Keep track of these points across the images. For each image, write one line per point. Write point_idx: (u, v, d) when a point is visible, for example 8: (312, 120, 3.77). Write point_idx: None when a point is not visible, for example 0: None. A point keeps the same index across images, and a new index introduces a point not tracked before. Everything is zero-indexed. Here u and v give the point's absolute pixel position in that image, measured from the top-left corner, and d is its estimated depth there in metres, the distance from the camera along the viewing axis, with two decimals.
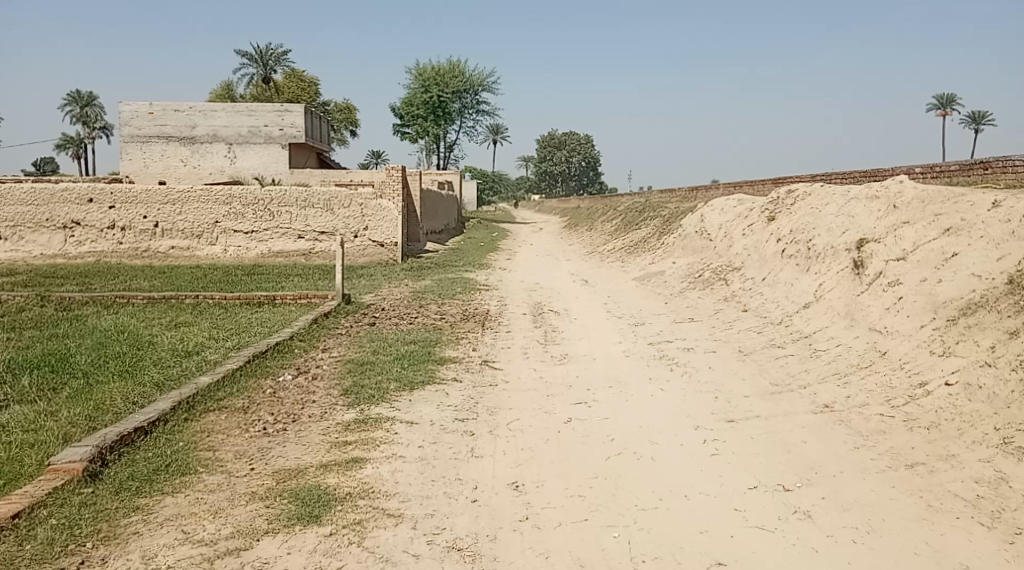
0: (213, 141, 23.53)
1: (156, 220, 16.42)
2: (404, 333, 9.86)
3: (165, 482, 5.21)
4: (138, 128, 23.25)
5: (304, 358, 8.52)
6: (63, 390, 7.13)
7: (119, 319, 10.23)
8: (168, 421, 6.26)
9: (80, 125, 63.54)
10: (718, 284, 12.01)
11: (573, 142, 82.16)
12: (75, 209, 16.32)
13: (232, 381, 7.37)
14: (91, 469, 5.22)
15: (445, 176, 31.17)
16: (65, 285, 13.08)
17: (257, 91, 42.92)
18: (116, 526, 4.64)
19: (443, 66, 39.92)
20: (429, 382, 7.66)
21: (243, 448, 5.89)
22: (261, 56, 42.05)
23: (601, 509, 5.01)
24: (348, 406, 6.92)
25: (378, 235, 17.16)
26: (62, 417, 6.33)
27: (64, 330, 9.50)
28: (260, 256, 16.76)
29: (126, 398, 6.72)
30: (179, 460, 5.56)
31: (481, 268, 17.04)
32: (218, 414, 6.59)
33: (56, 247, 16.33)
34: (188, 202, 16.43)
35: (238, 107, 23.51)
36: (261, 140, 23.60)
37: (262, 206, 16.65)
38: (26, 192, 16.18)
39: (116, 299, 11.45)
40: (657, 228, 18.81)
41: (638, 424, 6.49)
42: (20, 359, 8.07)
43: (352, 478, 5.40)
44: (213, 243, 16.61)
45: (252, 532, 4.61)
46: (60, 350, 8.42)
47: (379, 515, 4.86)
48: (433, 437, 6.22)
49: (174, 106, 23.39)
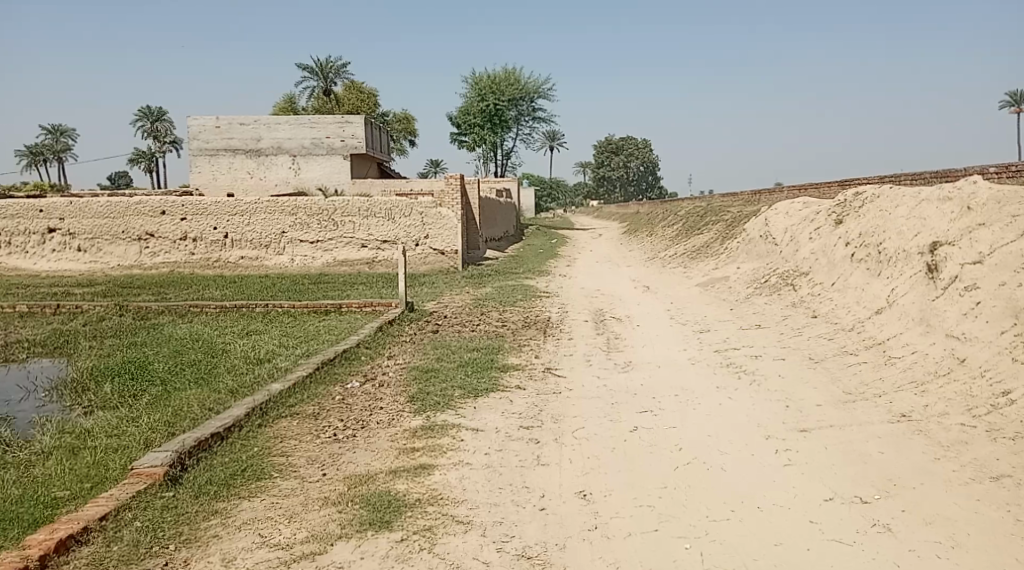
0: (278, 153, 24.15)
1: (225, 231, 16.95)
2: (467, 340, 9.94)
3: (242, 486, 5.37)
4: (206, 142, 24.05)
5: (371, 365, 8.67)
6: (142, 396, 7.40)
7: (194, 327, 10.58)
8: (243, 426, 6.44)
9: (151, 140, 65.92)
10: (785, 289, 11.79)
11: (632, 147, 81.69)
12: (149, 221, 16.96)
13: (303, 388, 7.56)
14: (171, 474, 5.39)
15: (505, 184, 31.38)
16: (142, 295, 13.58)
17: (318, 104, 43.97)
18: (196, 529, 4.78)
19: (498, 74, 40.15)
20: (492, 389, 7.70)
21: (315, 453, 6.01)
22: (321, 70, 43.15)
23: (671, 519, 4.95)
24: (414, 413, 7.00)
25: (439, 243, 17.17)
26: (143, 423, 6.56)
27: (142, 338, 9.87)
28: (325, 265, 17.07)
29: (202, 405, 6.93)
30: (255, 464, 5.72)
31: (541, 274, 17.06)
32: (289, 419, 6.76)
33: (133, 258, 17.01)
34: (256, 214, 16.89)
35: (301, 120, 24.02)
36: (323, 151, 24.12)
37: (326, 216, 16.98)
38: (104, 206, 16.92)
39: (190, 308, 11.83)
40: (719, 233, 18.56)
41: (706, 433, 6.40)
42: (102, 367, 8.39)
43: (421, 484, 5.47)
44: (281, 253, 17.03)
45: (326, 537, 4.69)
46: (139, 358, 8.74)
47: (448, 522, 4.91)
48: (499, 444, 6.25)
49: (240, 120, 24.08)
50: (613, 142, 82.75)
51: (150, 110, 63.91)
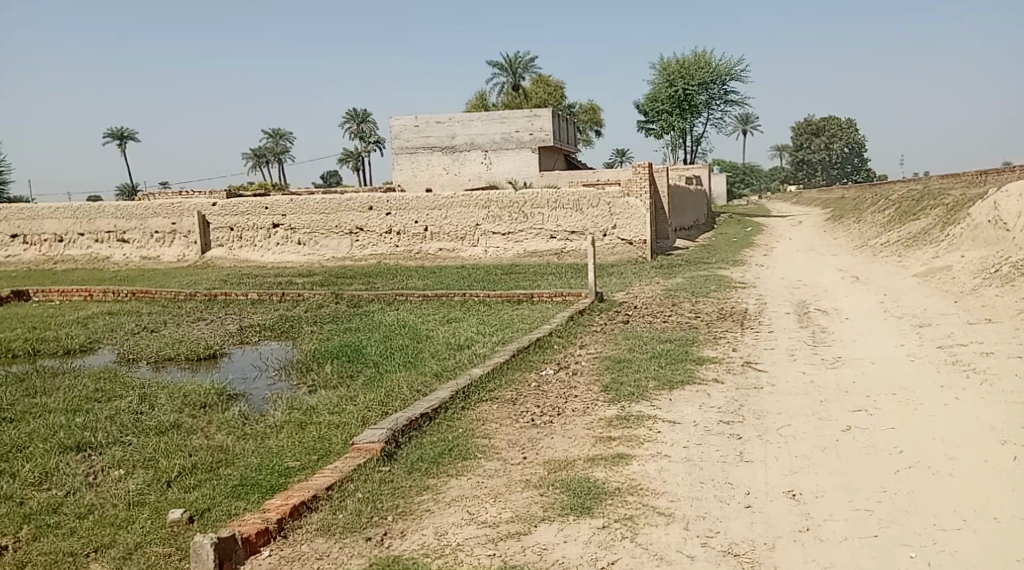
0: (471, 148, 25.04)
1: (425, 224, 17.89)
2: (660, 331, 9.81)
3: (449, 465, 5.63)
4: (406, 141, 25.47)
5: (565, 353, 8.80)
6: (358, 377, 8.00)
7: (400, 314, 11.26)
8: (448, 408, 6.77)
9: (357, 140, 70.87)
10: (1020, 279, 10.56)
11: (833, 128, 76.64)
12: (358, 216, 18.26)
13: (501, 373, 7.82)
14: (387, 450, 5.77)
15: (696, 171, 30.59)
16: (353, 284, 14.66)
17: (507, 99, 45.19)
18: (410, 503, 4.99)
19: (688, 58, 39.13)
20: (689, 381, 7.56)
21: (515, 437, 6.20)
22: (511, 65, 44.30)
23: (892, 526, 4.61)
24: (609, 402, 7.02)
25: (627, 234, 16.98)
26: (359, 402, 7.07)
27: (355, 324, 10.65)
28: (517, 256, 17.48)
29: (410, 387, 7.36)
30: (460, 445, 5.98)
31: (736, 264, 16.45)
32: (489, 403, 7.01)
33: (344, 250, 18.41)
34: (452, 207, 17.68)
35: (492, 115, 24.72)
36: (513, 145, 24.67)
37: (517, 208, 17.41)
38: (319, 203, 18.43)
39: (395, 297, 12.60)
40: (939, 218, 16.95)
41: (931, 437, 5.88)
42: (323, 349, 9.16)
43: (620, 473, 5.47)
44: (475, 245, 17.69)
45: (529, 518, 4.79)
46: (353, 342, 9.41)
47: (650, 513, 4.87)
48: (699, 438, 6.11)
49: (436, 119, 25.25)
50: (811, 124, 78.07)
51: (356, 113, 68.75)
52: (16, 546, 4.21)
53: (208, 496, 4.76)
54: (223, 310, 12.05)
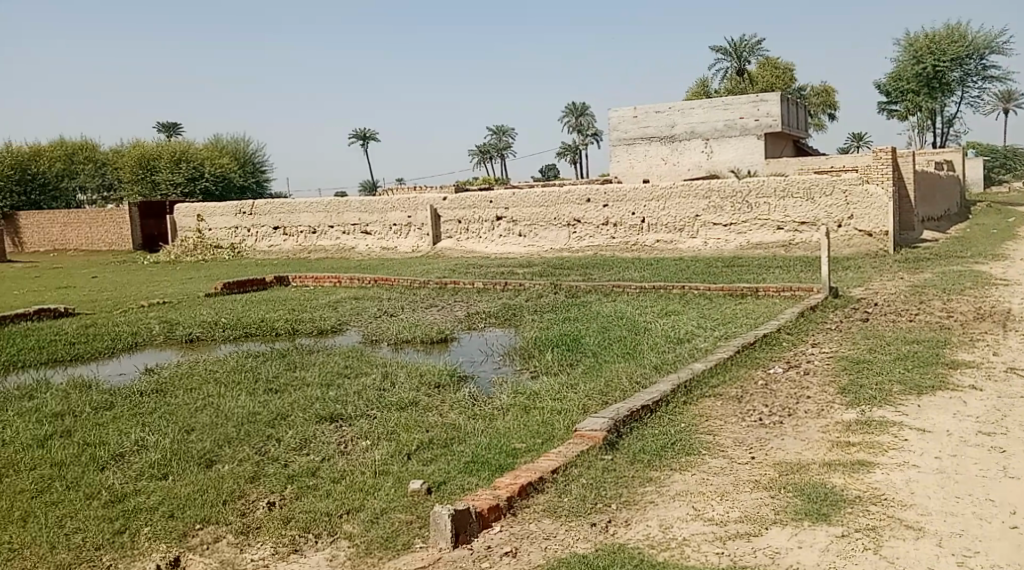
0: (691, 137, 24.37)
1: (643, 216, 17.78)
2: (905, 331, 8.96)
3: (673, 460, 5.40)
4: (625, 132, 25.47)
5: (794, 352, 8.32)
6: (577, 366, 8.10)
7: (619, 305, 11.26)
8: (670, 401, 6.65)
9: (576, 133, 71.90)
10: None
11: None
12: (577, 208, 18.51)
13: (725, 369, 7.57)
14: (609, 439, 5.62)
15: (947, 156, 27.60)
16: (572, 275, 14.88)
17: (731, 85, 43.58)
18: (634, 493, 4.82)
19: (940, 31, 35.35)
20: (940, 387, 6.84)
21: (742, 436, 5.96)
22: (735, 49, 42.69)
23: None
24: (846, 405, 6.55)
25: (864, 224, 15.59)
26: (581, 389, 7.09)
27: (575, 314, 10.80)
28: (739, 248, 16.75)
29: (630, 378, 7.34)
30: (683, 440, 5.76)
31: (996, 259, 14.62)
32: (713, 400, 6.80)
33: (563, 241, 18.74)
34: (672, 198, 17.41)
35: (714, 102, 23.81)
36: (736, 133, 23.52)
37: (740, 198, 16.73)
38: (540, 195, 18.93)
39: (613, 288, 12.63)
40: None
41: None
42: (544, 337, 9.37)
43: (860, 481, 5.08)
44: (695, 237, 17.27)
45: (760, 520, 4.50)
46: (573, 332, 9.56)
47: (896, 525, 4.46)
48: (954, 449, 5.53)
49: (656, 109, 24.90)
50: None
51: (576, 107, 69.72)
52: (281, 503, 4.52)
53: (444, 471, 5.03)
54: (451, 297, 12.77)
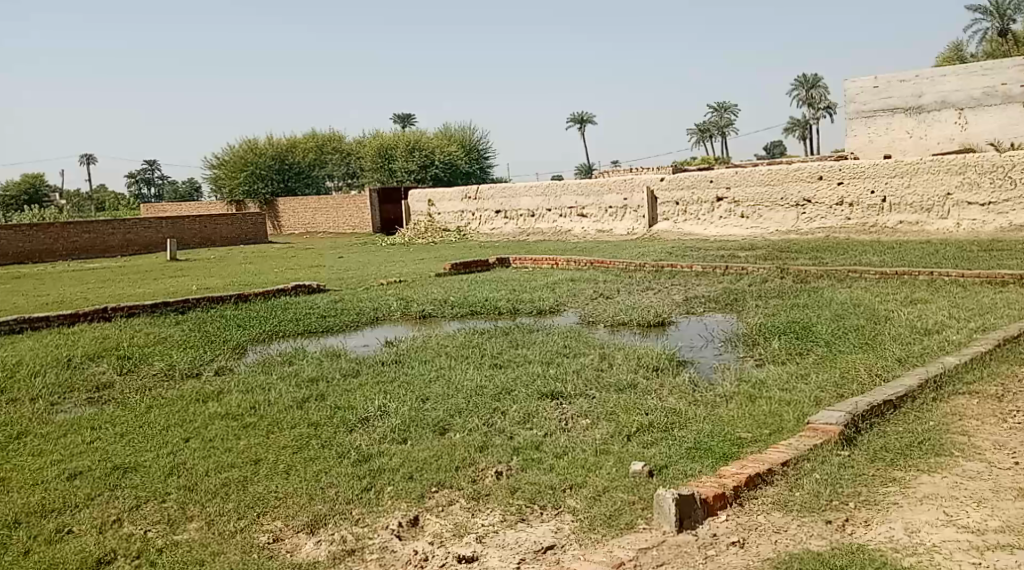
0: (943, 107, 21.05)
1: (883, 195, 16.36)
2: None
3: (920, 460, 4.95)
4: (862, 104, 22.30)
5: None
6: (808, 355, 7.65)
7: (855, 292, 10.47)
8: (916, 397, 6.08)
9: (806, 109, 67.56)
10: None
11: None
12: (806, 187, 17.41)
13: (982, 365, 6.79)
14: (846, 434, 5.24)
15: None
16: (799, 259, 14.06)
17: (992, 48, 38.76)
18: (875, 493, 4.47)
19: None
20: None
21: (1003, 439, 5.31)
22: (998, 7, 37.89)
23: None
24: None
25: None
26: (812, 380, 6.67)
27: (805, 300, 10.20)
28: (998, 230, 14.88)
29: (869, 370, 6.81)
30: (932, 439, 5.26)
31: None
32: (968, 398, 6.12)
33: (790, 223, 17.75)
34: (918, 175, 15.82)
35: (971, 67, 20.61)
36: (998, 101, 20.24)
37: (1002, 173, 14.84)
38: (765, 174, 18.03)
39: (848, 273, 11.77)
40: None
41: None
42: (771, 324, 8.95)
43: None
44: (945, 217, 15.57)
45: None
46: (803, 319, 9.03)
47: None
48: None
49: (899, 76, 21.62)
50: None
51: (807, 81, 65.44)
52: (508, 473, 4.72)
53: (665, 454, 4.98)
54: (669, 281, 12.57)
